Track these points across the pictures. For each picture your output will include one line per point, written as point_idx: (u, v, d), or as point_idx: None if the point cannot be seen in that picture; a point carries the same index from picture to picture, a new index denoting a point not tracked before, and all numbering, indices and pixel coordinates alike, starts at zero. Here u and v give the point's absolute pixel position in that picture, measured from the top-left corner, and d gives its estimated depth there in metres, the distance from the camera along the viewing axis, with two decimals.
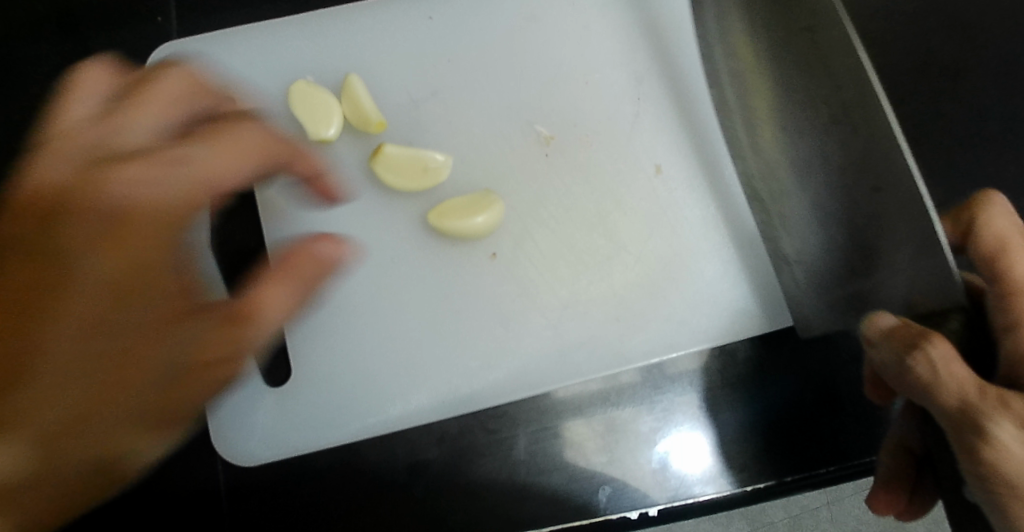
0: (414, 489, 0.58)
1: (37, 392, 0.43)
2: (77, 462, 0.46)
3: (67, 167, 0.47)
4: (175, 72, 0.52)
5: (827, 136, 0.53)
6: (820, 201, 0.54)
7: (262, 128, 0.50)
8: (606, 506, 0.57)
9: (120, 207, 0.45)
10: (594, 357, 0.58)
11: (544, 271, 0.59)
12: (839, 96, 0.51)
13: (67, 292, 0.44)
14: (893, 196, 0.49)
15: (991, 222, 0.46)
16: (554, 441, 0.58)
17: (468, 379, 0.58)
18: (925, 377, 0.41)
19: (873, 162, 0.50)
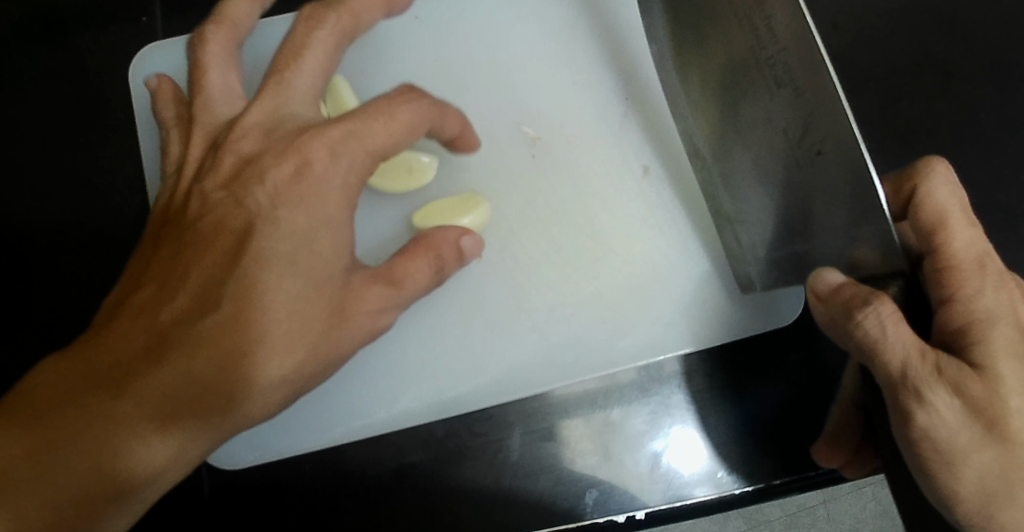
0: (401, 491, 0.58)
1: (191, 332, 0.45)
2: (219, 415, 0.45)
3: (255, 143, 0.51)
4: (316, 39, 0.52)
5: (771, 101, 0.49)
6: (766, 163, 0.51)
7: (418, 105, 0.51)
8: (593, 509, 0.58)
9: (325, 174, 0.49)
10: (581, 360, 0.57)
11: (530, 270, 0.58)
12: (781, 53, 0.47)
13: (209, 250, 0.48)
14: (835, 157, 0.45)
15: (935, 193, 0.45)
16: (543, 443, 0.59)
17: (454, 382, 0.57)
18: (873, 336, 0.41)
19: (814, 122, 0.46)
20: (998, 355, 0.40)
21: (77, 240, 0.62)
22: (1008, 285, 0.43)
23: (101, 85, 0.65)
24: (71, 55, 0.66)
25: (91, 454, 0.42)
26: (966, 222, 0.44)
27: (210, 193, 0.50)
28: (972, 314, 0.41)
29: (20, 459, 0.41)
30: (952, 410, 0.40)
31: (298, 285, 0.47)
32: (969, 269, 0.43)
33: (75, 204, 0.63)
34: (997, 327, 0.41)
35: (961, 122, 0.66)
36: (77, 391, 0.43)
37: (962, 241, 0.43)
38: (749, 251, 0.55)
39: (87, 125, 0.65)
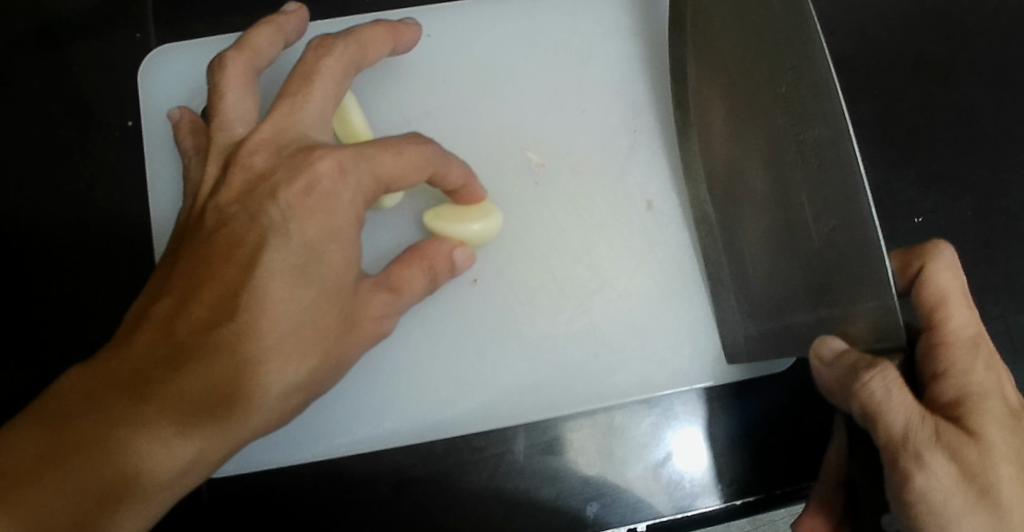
0: (401, 507, 0.59)
1: (213, 341, 0.45)
2: (238, 421, 0.45)
3: (267, 162, 0.51)
4: (327, 63, 0.53)
5: (800, 175, 0.51)
6: (781, 232, 0.53)
7: (428, 144, 0.52)
8: (595, 520, 0.60)
9: (337, 190, 0.49)
10: (571, 392, 0.58)
11: (525, 299, 0.60)
12: (813, 137, 0.51)
13: (224, 261, 0.47)
14: (850, 237, 0.49)
15: (938, 276, 0.47)
16: (544, 456, 0.60)
17: (450, 403, 0.58)
18: (875, 397, 0.43)
19: (835, 202, 0.49)
20: (990, 424, 0.43)
21: (73, 255, 0.62)
22: (998, 363, 0.45)
23: (96, 99, 0.65)
24: (65, 68, 0.66)
25: (115, 461, 0.41)
26: (966, 303, 0.46)
27: (225, 204, 0.50)
28: (968, 384, 0.44)
29: (42, 463, 0.40)
30: (947, 473, 0.42)
31: (311, 295, 0.47)
32: (968, 345, 0.45)
33: (72, 218, 0.63)
34: (989, 400, 0.44)
35: (932, 142, 0.69)
36: (100, 399, 0.42)
37: (961, 320, 0.46)
38: (737, 315, 0.57)
39: (81, 139, 0.64)
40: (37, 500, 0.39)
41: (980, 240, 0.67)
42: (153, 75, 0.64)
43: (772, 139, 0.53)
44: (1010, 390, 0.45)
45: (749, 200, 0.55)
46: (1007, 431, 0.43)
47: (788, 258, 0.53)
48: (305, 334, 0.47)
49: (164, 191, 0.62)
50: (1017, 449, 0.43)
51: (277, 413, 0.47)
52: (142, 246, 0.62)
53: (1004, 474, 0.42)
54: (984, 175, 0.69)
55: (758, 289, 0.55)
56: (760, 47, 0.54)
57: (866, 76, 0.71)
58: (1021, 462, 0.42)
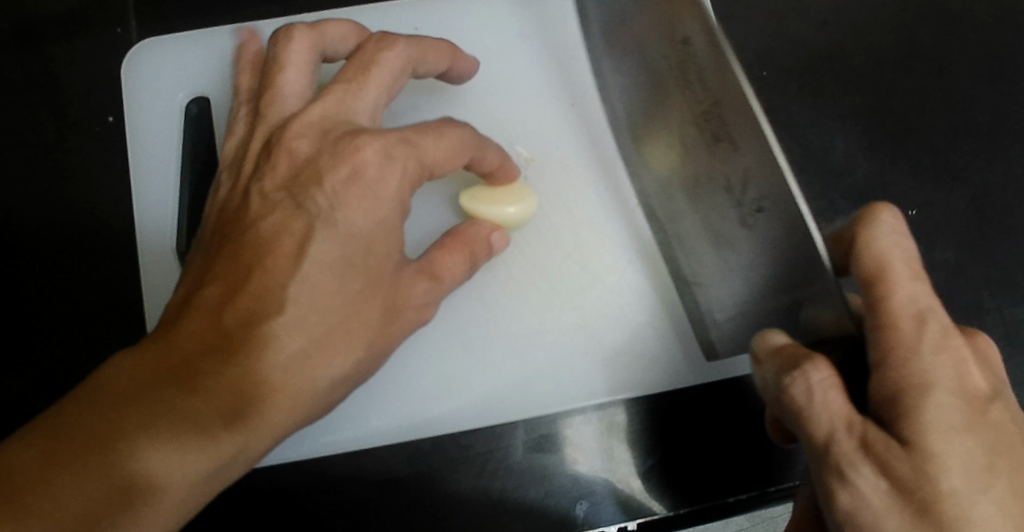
0: (387, 506, 0.57)
1: (261, 333, 0.43)
2: (282, 416, 0.43)
3: (311, 146, 0.49)
4: (391, 55, 0.52)
5: (711, 157, 0.56)
6: (708, 217, 0.56)
7: (466, 128, 0.51)
8: (584, 520, 0.57)
9: (382, 177, 0.47)
10: (562, 390, 0.58)
11: (516, 300, 0.59)
12: (726, 117, 0.56)
13: (270, 252, 0.45)
14: (776, 214, 0.53)
15: (875, 248, 0.42)
16: (532, 454, 0.59)
17: (438, 401, 0.58)
18: (800, 403, 0.41)
19: (756, 180, 0.54)
20: (930, 424, 0.38)
21: (50, 252, 0.61)
22: (953, 346, 0.40)
23: (77, 96, 0.64)
24: (46, 67, 0.65)
25: (162, 452, 0.39)
26: (911, 278, 0.42)
27: (269, 191, 0.48)
28: (904, 381, 0.39)
29: (87, 451, 0.37)
30: (876, 490, 0.38)
31: (357, 286, 0.46)
32: (912, 331, 0.40)
33: (51, 216, 0.62)
34: (932, 395, 0.38)
35: (922, 133, 0.69)
36: (146, 389, 0.40)
37: (904, 299, 0.41)
38: (714, 307, 0.57)
39: (62, 136, 0.63)
40: (80, 488, 0.37)
41: (973, 233, 0.66)
42: (138, 66, 0.64)
43: (677, 124, 0.58)
44: (972, 379, 0.39)
45: (688, 190, 0.57)
46: (955, 432, 0.38)
47: (719, 244, 0.56)
48: (332, 336, 0.45)
49: (145, 185, 0.61)
50: (969, 454, 0.37)
51: (314, 411, 0.45)
52: (122, 241, 0.61)
53: (952, 485, 0.37)
54: (977, 167, 0.68)
55: (719, 281, 0.56)
56: (650, 41, 0.59)
57: (856, 69, 0.71)
58: (975, 470, 0.37)
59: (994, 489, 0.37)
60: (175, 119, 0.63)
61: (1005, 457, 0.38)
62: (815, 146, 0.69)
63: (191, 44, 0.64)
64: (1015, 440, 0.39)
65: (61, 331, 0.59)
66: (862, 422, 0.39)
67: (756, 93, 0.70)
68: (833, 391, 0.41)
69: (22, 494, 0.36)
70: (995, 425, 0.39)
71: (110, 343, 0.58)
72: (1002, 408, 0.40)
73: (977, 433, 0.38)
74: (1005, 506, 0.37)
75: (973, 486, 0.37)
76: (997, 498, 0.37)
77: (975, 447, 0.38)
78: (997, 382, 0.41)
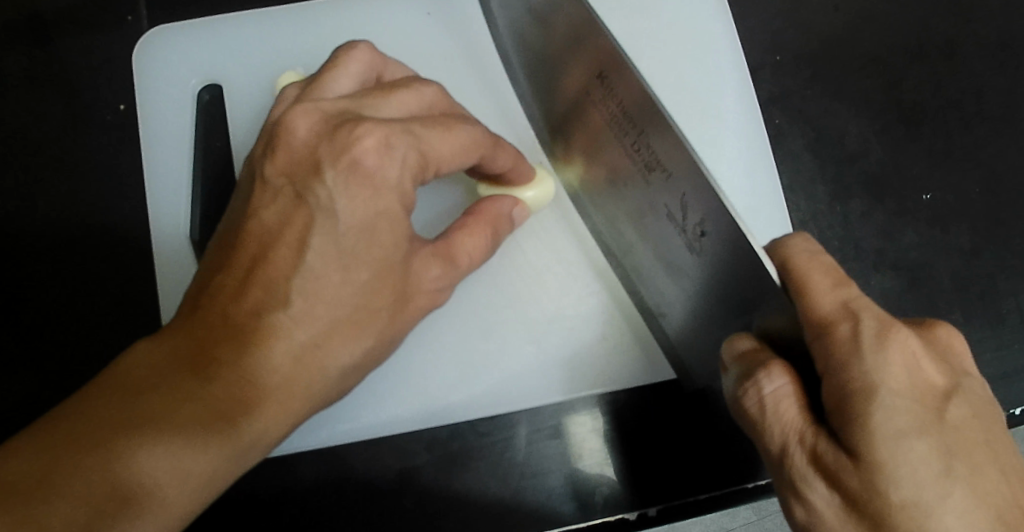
0: (405, 495, 0.57)
1: (270, 324, 0.42)
2: (300, 402, 0.43)
3: (311, 135, 0.46)
4: (428, 91, 0.50)
5: (647, 186, 0.51)
6: (658, 249, 0.53)
7: (476, 126, 0.50)
8: (605, 506, 0.57)
9: (382, 167, 0.45)
10: (580, 375, 0.59)
11: (533, 283, 0.61)
12: (655, 144, 0.48)
13: (275, 242, 0.44)
14: (717, 243, 0.46)
15: (802, 268, 0.41)
16: (549, 441, 0.58)
17: (450, 390, 0.59)
18: (755, 416, 0.41)
19: (695, 208, 0.46)
20: (876, 434, 0.36)
21: (62, 244, 0.60)
22: (893, 343, 0.37)
23: (87, 85, 0.64)
24: (56, 55, 0.65)
25: (184, 437, 0.38)
26: (832, 284, 0.40)
27: (271, 175, 0.46)
28: (846, 387, 0.37)
29: (112, 435, 0.37)
30: (829, 502, 0.37)
31: (365, 276, 0.44)
32: (849, 335, 0.38)
33: (64, 205, 0.61)
34: (877, 401, 0.36)
35: (935, 116, 0.68)
36: (166, 376, 0.39)
37: (832, 306, 0.39)
38: (683, 330, 0.55)
39: (72, 125, 0.63)
40: (102, 475, 0.36)
41: (989, 216, 0.65)
42: (150, 50, 0.64)
43: (613, 150, 0.54)
44: (926, 374, 0.37)
45: (632, 221, 0.55)
46: (905, 438, 0.35)
47: (672, 272, 0.53)
48: (357, 319, 0.45)
49: (160, 173, 0.61)
50: (922, 461, 0.35)
51: (336, 391, 0.45)
52: (137, 230, 0.61)
53: (902, 498, 0.35)
54: (991, 151, 0.67)
55: (681, 310, 0.54)
56: (569, 61, 0.55)
57: (869, 54, 0.70)
58: (930, 477, 0.35)
59: (952, 495, 0.35)
60: (188, 103, 0.63)
61: (966, 457, 0.36)
62: (829, 131, 0.68)
63: (206, 31, 0.65)
64: (977, 436, 0.36)
65: (73, 322, 0.58)
66: (813, 431, 0.39)
67: (769, 78, 0.69)
68: (789, 399, 0.40)
69: (49, 477, 0.36)
70: (952, 422, 0.36)
71: (122, 335, 0.58)
72: (961, 401, 0.38)
73: (930, 436, 0.36)
74: (967, 512, 0.35)
75: (928, 495, 0.35)
76: (957, 504, 0.35)
77: (929, 451, 0.35)
78: (955, 370, 0.39)
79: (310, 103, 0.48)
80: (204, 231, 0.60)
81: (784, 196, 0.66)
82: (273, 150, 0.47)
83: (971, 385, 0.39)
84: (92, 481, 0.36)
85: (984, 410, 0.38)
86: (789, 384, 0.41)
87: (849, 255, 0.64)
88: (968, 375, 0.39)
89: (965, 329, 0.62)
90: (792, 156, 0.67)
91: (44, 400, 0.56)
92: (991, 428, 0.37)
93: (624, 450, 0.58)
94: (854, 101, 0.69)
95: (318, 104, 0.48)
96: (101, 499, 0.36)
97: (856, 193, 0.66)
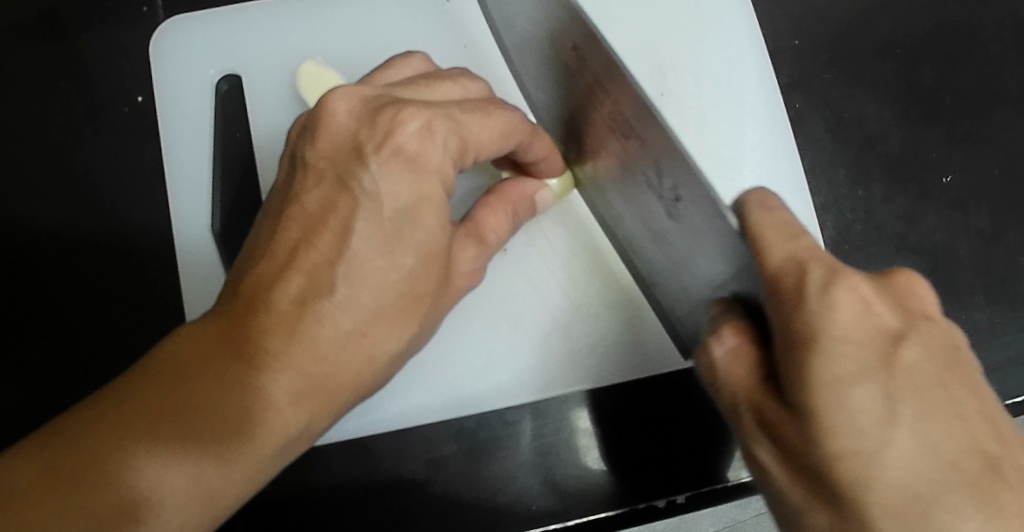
0: (433, 485, 0.56)
1: (315, 311, 0.42)
2: (346, 392, 0.43)
3: (350, 119, 0.46)
4: (472, 86, 0.50)
5: (627, 151, 0.50)
6: (642, 218, 0.54)
7: (515, 112, 0.50)
8: (633, 495, 0.56)
9: (424, 151, 0.45)
10: (606, 362, 0.59)
11: (557, 271, 0.61)
12: (628, 111, 0.48)
13: (317, 227, 0.43)
14: (691, 205, 0.45)
15: (759, 226, 0.39)
16: (573, 431, 0.57)
17: (474, 381, 0.59)
18: (710, 375, 0.43)
19: (667, 170, 0.46)
20: (812, 384, 0.34)
21: (84, 237, 0.60)
22: (840, 289, 0.35)
23: (106, 77, 0.64)
24: (73, 48, 0.64)
25: (231, 426, 0.39)
26: (787, 237, 0.38)
27: (313, 159, 0.46)
28: (790, 337, 0.36)
29: (160, 421, 0.37)
30: (771, 458, 0.38)
31: (410, 262, 0.44)
32: (793, 285, 0.36)
33: (85, 197, 0.61)
34: (817, 351, 0.34)
35: (954, 98, 0.68)
36: (214, 363, 0.39)
37: (783, 258, 0.37)
38: (680, 303, 0.55)
39: (91, 118, 0.63)
40: (119, 482, 0.36)
41: (1009, 198, 0.65)
42: (169, 40, 0.64)
43: (595, 121, 0.53)
44: (880, 316, 0.35)
45: (619, 192, 0.55)
46: (843, 387, 0.33)
47: (658, 239, 0.53)
48: (399, 308, 0.44)
49: (181, 165, 0.61)
50: (862, 408, 0.33)
51: (376, 381, 0.45)
52: (158, 223, 0.60)
53: (838, 449, 0.33)
54: (1009, 133, 0.67)
55: (674, 282, 0.54)
56: (546, 36, 0.54)
57: (885, 38, 0.70)
58: (868, 426, 0.33)
59: (894, 442, 0.32)
60: (206, 92, 0.63)
61: (915, 402, 0.33)
62: (848, 114, 0.67)
63: (225, 21, 0.65)
64: (933, 379, 0.33)
65: (95, 317, 0.58)
66: (761, 392, 0.40)
67: (788, 62, 0.69)
68: (739, 363, 0.42)
69: (97, 463, 0.36)
70: (902, 366, 0.34)
71: (145, 331, 0.57)
72: (915, 344, 0.34)
73: (873, 382, 0.33)
74: (910, 459, 0.32)
75: (866, 443, 0.33)
76: (898, 451, 0.32)
77: (869, 398, 0.33)
78: (912, 314, 0.36)
79: (347, 87, 0.47)
80: (226, 223, 0.60)
81: (807, 179, 0.65)
82: (316, 135, 0.46)
83: (932, 328, 0.36)
84: (110, 485, 0.36)
85: (943, 349, 0.35)
86: (743, 345, 0.42)
87: (871, 238, 0.64)
88: (928, 320, 0.36)
89: (989, 311, 0.62)
90: (813, 140, 0.67)
91: (70, 398, 0.56)
92: (953, 371, 0.34)
93: (620, 421, 0.58)
94: (872, 84, 0.68)
95: (356, 91, 0.47)
96: (121, 504, 0.36)
97: (878, 176, 0.65)
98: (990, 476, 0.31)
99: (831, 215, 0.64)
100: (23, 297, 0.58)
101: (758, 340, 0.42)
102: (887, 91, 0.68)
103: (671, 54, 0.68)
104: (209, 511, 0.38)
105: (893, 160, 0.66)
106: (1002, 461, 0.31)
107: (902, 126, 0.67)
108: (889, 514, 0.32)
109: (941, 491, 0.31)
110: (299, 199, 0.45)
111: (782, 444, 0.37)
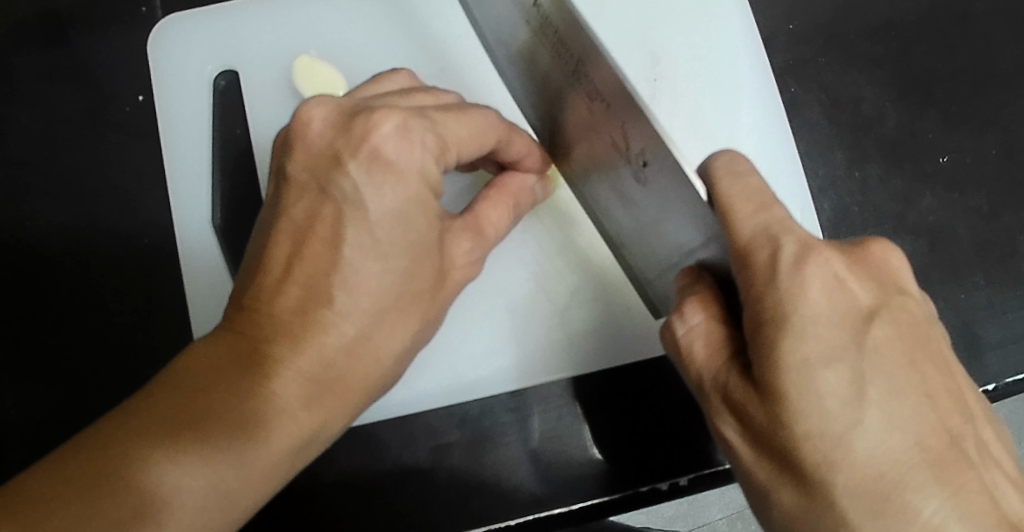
0: (438, 471, 0.57)
1: (317, 320, 0.43)
2: (358, 393, 0.44)
3: (326, 128, 0.46)
4: (444, 96, 0.51)
5: (595, 113, 0.49)
6: (616, 186, 0.53)
7: (490, 114, 0.51)
8: (637, 478, 0.56)
9: (404, 154, 0.45)
10: (604, 349, 0.59)
11: (553, 257, 0.62)
12: (595, 73, 0.46)
13: (309, 238, 0.44)
14: (660, 170, 0.44)
15: (727, 196, 0.40)
16: (573, 418, 0.58)
17: (476, 365, 0.60)
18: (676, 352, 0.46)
19: (636, 137, 0.45)
20: (783, 365, 0.36)
21: (90, 242, 0.61)
22: (810, 266, 0.38)
23: (107, 78, 0.65)
24: (74, 51, 0.65)
25: (240, 436, 0.40)
26: (755, 208, 0.40)
27: (297, 172, 0.46)
28: (764, 314, 0.38)
29: (172, 434, 0.38)
30: (741, 437, 0.40)
31: (403, 264, 0.45)
32: (767, 261, 0.38)
33: (89, 204, 0.62)
34: (790, 331, 0.37)
35: (950, 79, 0.68)
36: (225, 374, 0.41)
37: (753, 233, 0.39)
38: (658, 273, 0.55)
39: (93, 122, 0.64)
40: (131, 493, 0.37)
41: (1004, 178, 0.65)
42: (165, 43, 0.64)
43: (560, 87, 0.52)
44: (856, 292, 0.38)
45: (592, 167, 0.55)
46: (812, 369, 0.36)
47: (632, 207, 0.53)
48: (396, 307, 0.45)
49: (181, 168, 0.62)
50: (830, 391, 0.36)
51: (382, 380, 0.46)
52: (160, 228, 0.61)
53: (806, 430, 0.36)
54: (1007, 113, 0.67)
55: (650, 250, 0.55)
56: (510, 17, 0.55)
57: (880, 20, 0.69)
58: (835, 408, 0.36)
59: (862, 423, 0.35)
60: (205, 94, 0.64)
61: (882, 382, 0.36)
62: (843, 98, 0.67)
63: (220, 20, 0.65)
64: (897, 359, 0.36)
65: (103, 321, 0.59)
66: (726, 368, 0.42)
67: (783, 46, 0.69)
68: (703, 338, 0.44)
69: (112, 474, 0.37)
70: (871, 346, 0.36)
71: (152, 332, 0.58)
72: (885, 321, 0.37)
73: (843, 364, 0.36)
74: (878, 440, 0.35)
75: (835, 426, 0.35)
76: (867, 433, 0.35)
77: (839, 381, 0.36)
78: (887, 289, 0.39)
79: (319, 96, 0.48)
80: (223, 218, 0.61)
81: (801, 161, 0.65)
82: (300, 143, 0.47)
83: (905, 304, 0.39)
84: (119, 494, 0.36)
85: (911, 329, 0.38)
86: (705, 321, 0.44)
87: (868, 218, 0.64)
88: (903, 294, 0.39)
89: (987, 290, 0.62)
90: (808, 124, 0.67)
91: (80, 404, 0.57)
92: (920, 349, 0.37)
93: (615, 397, 0.58)
94: (867, 66, 0.68)
95: (329, 100, 0.48)
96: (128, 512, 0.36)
97: (876, 158, 0.66)
98: (954, 458, 0.35)
99: (827, 197, 0.65)
100: (33, 303, 0.59)
101: (718, 310, 0.45)
102: (882, 73, 0.68)
103: (666, 41, 0.68)
104: (224, 519, 0.39)
105: (889, 142, 0.66)
106: (961, 440, 0.35)
107: (898, 110, 0.67)
108: (854, 492, 0.35)
109: (905, 471, 0.34)
110: (293, 207, 0.45)
111: (749, 424, 0.39)
